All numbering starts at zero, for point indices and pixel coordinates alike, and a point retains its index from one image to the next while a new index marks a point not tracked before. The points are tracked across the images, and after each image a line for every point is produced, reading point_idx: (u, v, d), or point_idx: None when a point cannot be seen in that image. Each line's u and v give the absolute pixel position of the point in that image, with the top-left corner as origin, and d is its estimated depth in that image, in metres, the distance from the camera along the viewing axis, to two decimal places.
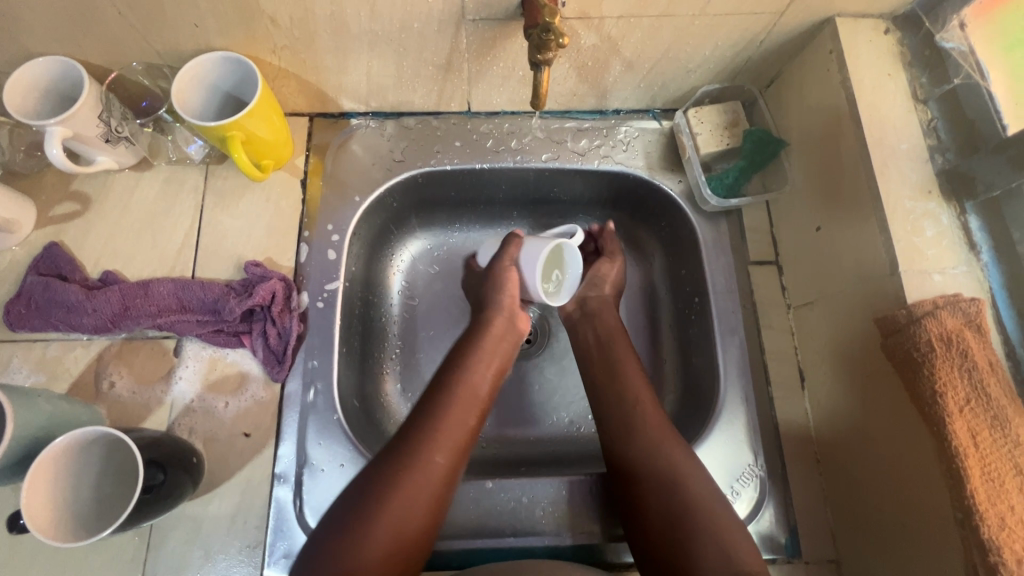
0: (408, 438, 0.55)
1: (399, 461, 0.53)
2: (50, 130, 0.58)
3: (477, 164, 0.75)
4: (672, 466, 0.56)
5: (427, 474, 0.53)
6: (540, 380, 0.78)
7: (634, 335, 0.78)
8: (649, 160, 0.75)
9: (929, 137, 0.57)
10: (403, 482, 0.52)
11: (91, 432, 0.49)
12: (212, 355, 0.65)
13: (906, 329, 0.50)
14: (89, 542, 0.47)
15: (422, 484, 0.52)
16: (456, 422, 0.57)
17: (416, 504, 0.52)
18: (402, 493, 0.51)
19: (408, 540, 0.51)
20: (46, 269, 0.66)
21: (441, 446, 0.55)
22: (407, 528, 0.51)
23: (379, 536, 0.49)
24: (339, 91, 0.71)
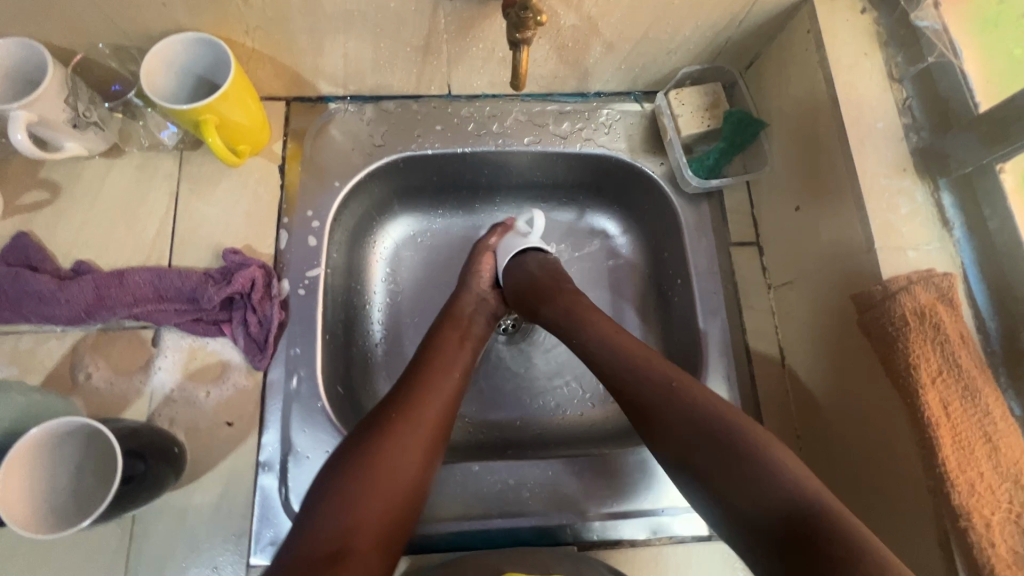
0: (400, 396, 0.56)
1: (391, 415, 0.54)
2: (13, 114, 0.56)
3: (458, 148, 0.74)
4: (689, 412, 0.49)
5: (420, 427, 0.54)
6: (526, 365, 0.78)
7: (619, 318, 0.78)
8: (631, 142, 0.75)
9: (903, 116, 0.58)
10: (392, 436, 0.52)
11: (67, 423, 0.48)
12: (191, 344, 0.64)
13: (882, 304, 0.51)
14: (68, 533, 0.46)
15: (416, 436, 0.53)
16: (443, 379, 0.59)
17: (412, 456, 0.52)
18: (401, 440, 0.52)
19: (404, 492, 0.50)
20: (15, 259, 0.64)
21: (432, 400, 0.56)
22: (406, 479, 0.51)
23: (377, 486, 0.49)
24: (315, 74, 0.69)
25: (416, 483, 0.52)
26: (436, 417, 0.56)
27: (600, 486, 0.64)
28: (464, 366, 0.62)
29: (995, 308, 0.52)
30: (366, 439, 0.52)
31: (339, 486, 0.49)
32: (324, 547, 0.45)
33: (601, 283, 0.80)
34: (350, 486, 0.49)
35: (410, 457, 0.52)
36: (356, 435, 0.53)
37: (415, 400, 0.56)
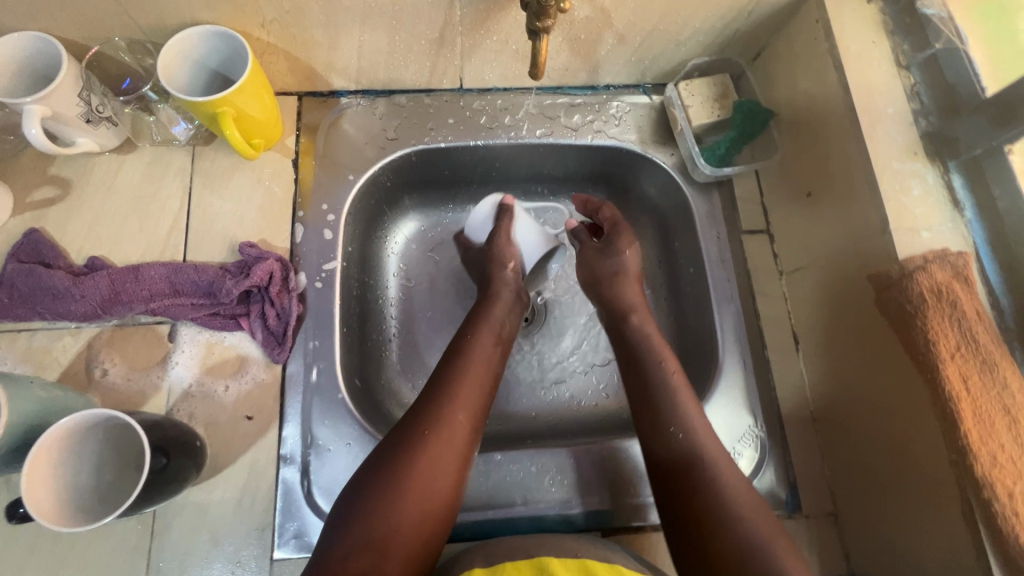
0: (432, 402, 0.56)
1: (425, 427, 0.54)
2: (27, 108, 0.56)
3: (470, 141, 0.74)
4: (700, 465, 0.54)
5: (449, 439, 0.54)
6: (540, 357, 0.80)
7: None
8: (641, 134, 0.76)
9: (912, 101, 0.59)
10: (428, 448, 0.53)
11: (93, 417, 0.48)
12: (209, 339, 0.63)
13: (900, 283, 0.52)
14: (93, 526, 0.45)
15: (446, 448, 0.54)
16: (471, 387, 0.59)
17: (443, 470, 0.53)
18: (435, 451, 0.53)
19: (437, 507, 0.51)
20: (27, 256, 0.63)
21: (461, 410, 0.56)
22: (438, 495, 0.52)
23: (414, 498, 0.50)
24: (328, 68, 0.69)
25: (445, 500, 0.52)
26: (465, 427, 0.56)
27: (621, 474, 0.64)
28: (494, 372, 0.62)
29: (1007, 286, 0.53)
30: (398, 453, 0.53)
31: (372, 499, 0.50)
32: (354, 567, 0.46)
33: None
34: (382, 503, 0.50)
35: (444, 466, 0.53)
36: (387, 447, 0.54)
37: (446, 410, 0.56)
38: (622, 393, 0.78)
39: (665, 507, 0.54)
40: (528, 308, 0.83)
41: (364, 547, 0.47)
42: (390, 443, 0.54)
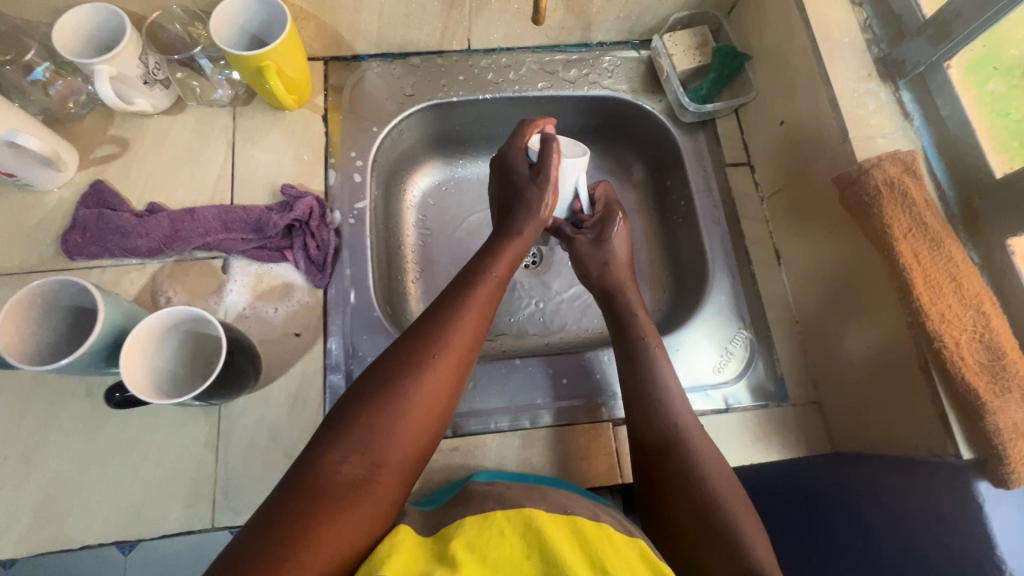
0: (433, 329, 0.56)
1: (425, 351, 0.54)
2: (97, 69, 0.65)
3: (479, 95, 0.83)
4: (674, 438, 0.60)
5: (454, 363, 0.55)
6: (548, 292, 0.89)
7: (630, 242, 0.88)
8: (632, 84, 0.85)
9: (865, 33, 0.68)
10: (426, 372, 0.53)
11: (179, 314, 0.58)
12: (258, 270, 0.72)
13: (858, 180, 0.60)
14: (175, 402, 0.54)
15: (449, 368, 0.54)
16: (478, 312, 0.59)
17: (444, 388, 0.53)
18: (432, 375, 0.53)
19: (429, 429, 0.52)
20: (93, 203, 0.71)
21: (468, 335, 0.57)
22: (436, 412, 0.52)
23: (408, 417, 0.50)
24: (352, 32, 0.78)
25: (441, 417, 0.53)
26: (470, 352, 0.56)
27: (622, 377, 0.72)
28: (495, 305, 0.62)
29: (952, 179, 0.61)
30: (400, 370, 0.52)
31: (365, 414, 0.50)
32: (348, 474, 0.47)
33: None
34: (388, 417, 0.50)
35: (442, 390, 0.53)
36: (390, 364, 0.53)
37: (452, 332, 0.56)
38: None
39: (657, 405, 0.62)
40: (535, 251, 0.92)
41: (364, 460, 0.48)
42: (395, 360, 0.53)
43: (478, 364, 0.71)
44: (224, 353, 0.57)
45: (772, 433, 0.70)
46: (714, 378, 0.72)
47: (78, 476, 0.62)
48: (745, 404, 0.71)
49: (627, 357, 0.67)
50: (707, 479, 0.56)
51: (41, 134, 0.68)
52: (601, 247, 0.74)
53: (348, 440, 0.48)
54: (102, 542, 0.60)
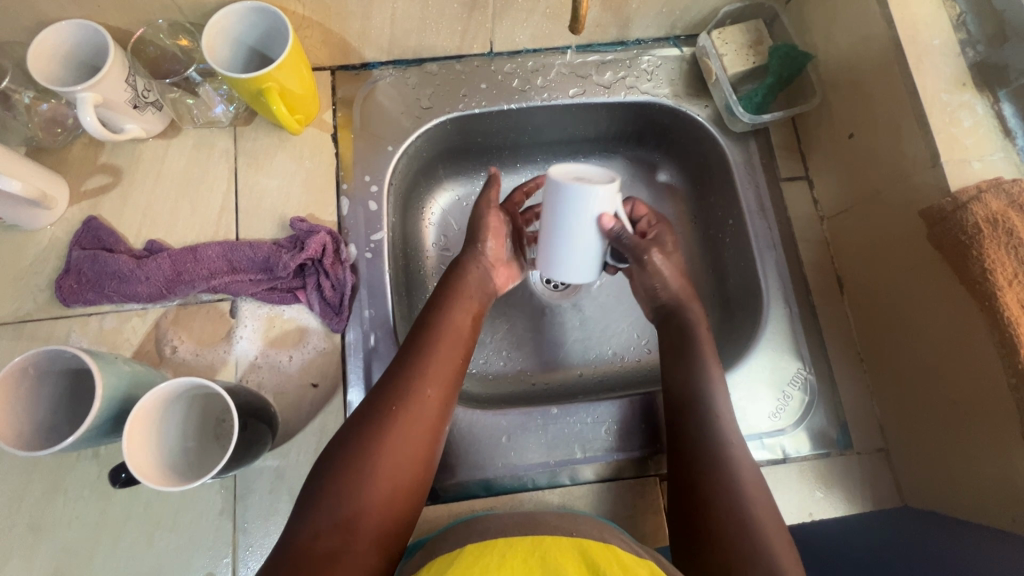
0: (398, 380, 0.55)
1: (388, 406, 0.54)
2: (80, 97, 0.58)
3: (504, 105, 0.75)
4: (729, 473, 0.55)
5: (420, 413, 0.54)
6: (580, 317, 0.82)
7: None
8: (674, 87, 0.76)
9: (959, 31, 0.57)
10: (393, 429, 0.53)
11: (185, 382, 0.52)
12: (269, 312, 0.65)
13: (952, 215, 0.52)
14: (179, 488, 0.49)
15: (413, 422, 0.54)
16: (436, 361, 0.57)
17: (409, 444, 0.53)
18: (399, 433, 0.53)
19: (405, 485, 0.52)
20: (89, 243, 0.65)
21: (431, 384, 0.56)
22: (404, 469, 0.52)
23: (380, 479, 0.51)
24: (361, 39, 0.70)
25: (413, 474, 0.53)
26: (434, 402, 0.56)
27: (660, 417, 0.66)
28: (465, 345, 0.61)
29: None
30: (363, 430, 0.52)
31: (335, 481, 0.50)
32: (322, 546, 0.47)
33: None
34: (353, 480, 0.50)
35: (414, 443, 0.53)
36: (352, 426, 0.53)
37: (415, 381, 0.55)
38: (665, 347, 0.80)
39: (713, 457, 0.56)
40: None
41: (333, 526, 0.48)
42: (356, 422, 0.53)
43: (511, 413, 0.65)
44: (236, 429, 0.52)
45: (834, 485, 0.64)
46: (771, 424, 0.65)
47: (89, 548, 0.58)
48: (804, 454, 0.65)
49: (680, 403, 0.61)
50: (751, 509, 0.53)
51: (24, 170, 0.62)
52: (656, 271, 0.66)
53: (317, 507, 0.49)
54: None
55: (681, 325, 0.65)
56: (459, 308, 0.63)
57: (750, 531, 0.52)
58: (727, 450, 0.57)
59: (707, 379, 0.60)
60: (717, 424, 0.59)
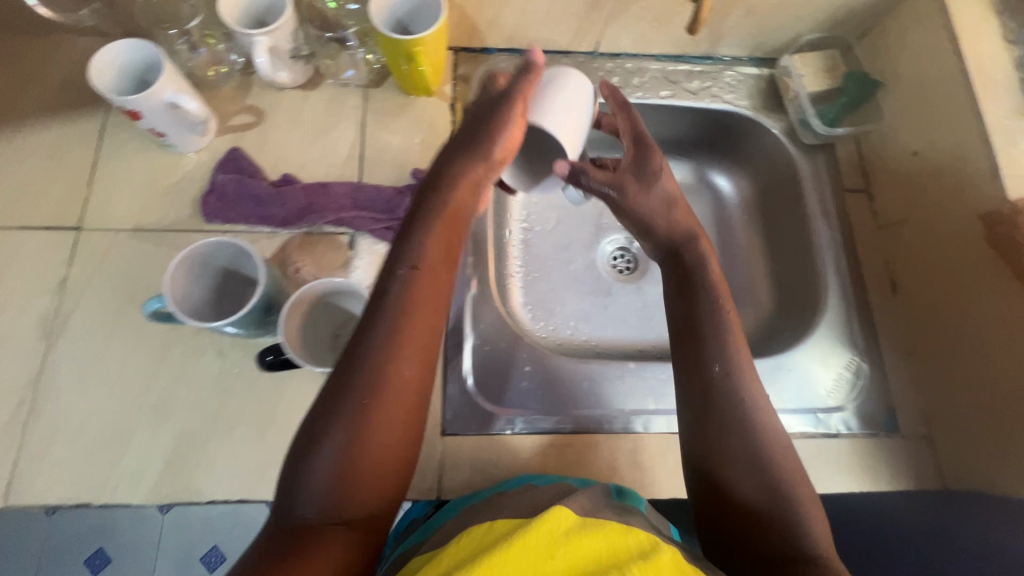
0: (360, 355, 0.46)
1: (353, 385, 0.45)
2: (257, 40, 0.67)
3: (603, 97, 0.84)
4: (759, 462, 0.50)
5: (391, 392, 0.45)
6: (642, 297, 0.91)
7: (726, 258, 0.89)
8: (753, 100, 0.86)
9: (1020, 70, 0.66)
10: (368, 412, 0.44)
11: (337, 280, 0.62)
12: (383, 249, 0.72)
13: (1014, 220, 0.62)
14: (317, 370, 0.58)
15: (386, 401, 0.45)
16: (410, 335, 0.47)
17: (390, 428, 0.45)
18: (371, 416, 0.44)
19: (388, 466, 0.45)
20: (230, 169, 0.73)
21: (408, 361, 0.46)
22: (392, 451, 0.45)
23: (360, 464, 0.43)
24: (489, 25, 0.79)
25: (399, 453, 0.46)
26: (411, 380, 0.46)
27: None
28: (442, 297, 0.50)
29: None
30: (331, 415, 0.44)
31: (308, 470, 0.43)
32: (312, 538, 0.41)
33: (711, 234, 0.91)
34: (333, 474, 0.43)
35: (386, 420, 0.45)
36: (323, 418, 0.45)
37: (381, 356, 0.46)
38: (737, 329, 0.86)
39: (735, 450, 0.51)
40: (631, 259, 0.94)
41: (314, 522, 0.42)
42: (329, 411, 0.45)
43: (593, 363, 0.72)
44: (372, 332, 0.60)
45: (881, 464, 0.69)
46: (824, 402, 0.72)
47: (206, 433, 0.63)
48: (854, 431, 0.70)
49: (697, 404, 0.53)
50: (775, 495, 0.49)
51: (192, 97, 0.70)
52: (628, 214, 0.64)
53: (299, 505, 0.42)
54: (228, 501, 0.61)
55: (685, 265, 0.60)
56: (434, 266, 0.50)
57: (782, 517, 0.47)
58: (743, 438, 0.51)
59: (729, 374, 0.53)
60: (732, 412, 0.52)
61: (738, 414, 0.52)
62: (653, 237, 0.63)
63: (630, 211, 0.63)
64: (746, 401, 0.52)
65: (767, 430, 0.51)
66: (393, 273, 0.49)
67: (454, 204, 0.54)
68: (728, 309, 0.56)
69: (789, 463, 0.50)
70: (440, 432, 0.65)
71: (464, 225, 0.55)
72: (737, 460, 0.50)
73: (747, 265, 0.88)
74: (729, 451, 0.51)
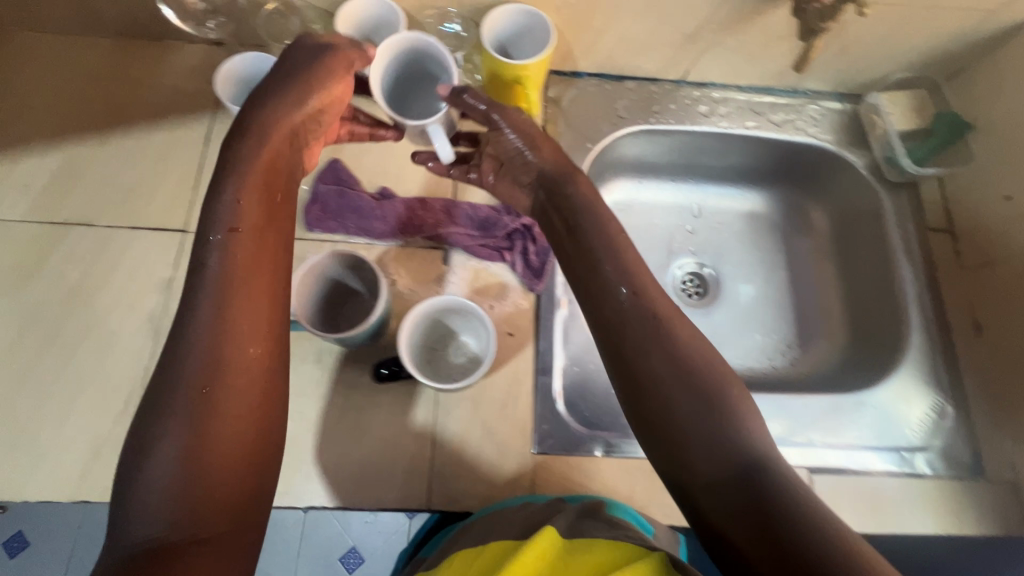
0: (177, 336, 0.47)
1: (208, 371, 0.46)
2: None
3: (689, 125, 0.85)
4: (729, 436, 0.45)
5: (192, 369, 0.46)
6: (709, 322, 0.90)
7: (791, 288, 0.91)
8: (836, 135, 0.86)
9: None
10: (183, 398, 0.45)
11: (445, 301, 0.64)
12: (476, 265, 0.74)
13: None
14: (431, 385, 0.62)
15: (226, 389, 0.46)
16: (238, 314, 0.48)
17: (229, 416, 0.46)
18: (186, 403, 0.45)
19: (226, 457, 0.45)
20: (329, 180, 0.75)
21: (231, 342, 0.47)
22: (230, 442, 0.46)
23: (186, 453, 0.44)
24: (584, 51, 0.81)
25: (248, 434, 0.47)
26: (256, 365, 0.48)
27: (805, 417, 0.73)
28: (247, 258, 0.50)
29: None
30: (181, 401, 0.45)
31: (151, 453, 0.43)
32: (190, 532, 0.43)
33: (781, 264, 0.93)
34: (180, 468, 0.43)
35: (225, 408, 0.46)
36: (162, 404, 0.45)
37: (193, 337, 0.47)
38: (809, 363, 0.86)
39: (694, 427, 0.46)
40: (701, 284, 0.92)
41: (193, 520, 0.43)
42: (162, 401, 0.45)
43: None
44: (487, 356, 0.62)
45: (968, 507, 0.68)
46: (909, 441, 0.72)
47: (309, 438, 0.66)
48: (938, 472, 0.70)
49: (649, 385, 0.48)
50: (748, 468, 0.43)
51: None
52: (500, 124, 0.63)
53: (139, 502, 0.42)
54: (327, 506, 0.64)
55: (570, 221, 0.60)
56: (254, 231, 0.51)
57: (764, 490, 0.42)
58: (703, 412, 0.46)
59: (676, 346, 0.49)
60: (687, 385, 0.47)
61: (694, 387, 0.47)
62: (533, 151, 0.63)
63: (513, 126, 0.62)
64: (694, 368, 0.48)
65: (725, 398, 0.47)
66: (210, 244, 0.50)
67: (263, 176, 0.53)
68: (614, 219, 0.58)
69: (751, 434, 0.45)
70: (531, 451, 0.67)
71: (281, 202, 0.55)
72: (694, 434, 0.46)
73: (822, 297, 0.90)
74: (688, 426, 0.46)
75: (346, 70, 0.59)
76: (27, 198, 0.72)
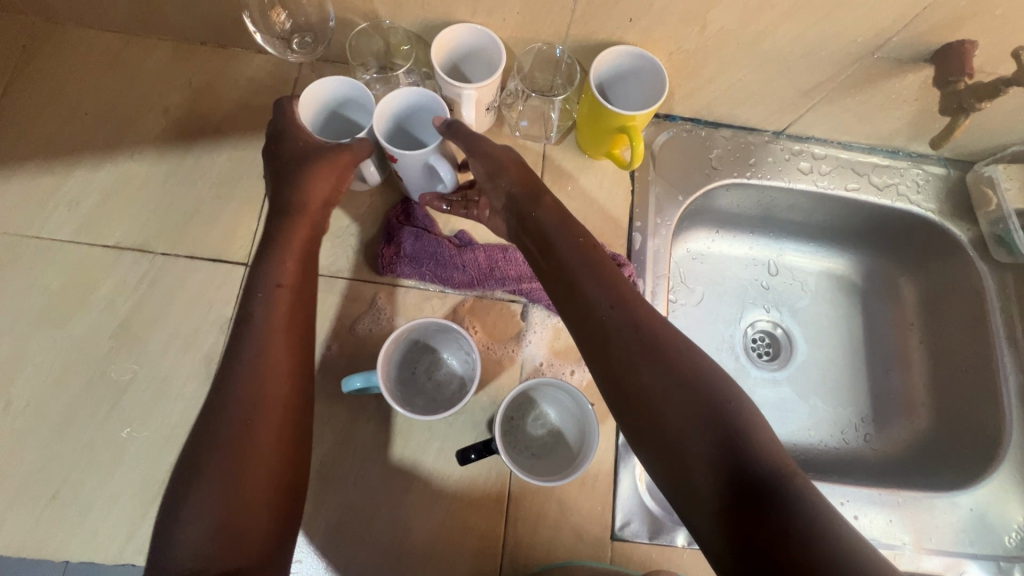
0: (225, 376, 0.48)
1: (245, 410, 0.47)
2: (467, 94, 0.62)
3: (786, 182, 0.79)
4: (720, 428, 0.42)
5: (239, 414, 0.47)
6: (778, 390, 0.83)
7: (874, 359, 0.85)
8: (940, 204, 0.81)
9: None
10: (230, 441, 0.45)
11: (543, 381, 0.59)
12: (556, 323, 0.68)
13: None
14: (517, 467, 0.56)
15: (263, 428, 0.47)
16: (279, 357, 0.49)
17: (265, 457, 0.46)
18: (231, 446, 0.45)
19: (259, 497, 0.45)
20: (405, 218, 0.69)
21: (274, 382, 0.48)
22: (266, 483, 0.45)
23: (226, 495, 0.44)
24: (686, 96, 0.75)
25: (279, 471, 0.46)
26: (293, 407, 0.49)
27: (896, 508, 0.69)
28: (291, 309, 0.52)
29: None
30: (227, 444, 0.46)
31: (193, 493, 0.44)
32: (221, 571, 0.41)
33: (861, 334, 0.87)
34: (218, 508, 0.43)
35: (260, 445, 0.46)
36: (206, 446, 0.46)
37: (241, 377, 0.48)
38: (890, 443, 0.80)
39: (685, 425, 0.43)
40: (772, 343, 0.86)
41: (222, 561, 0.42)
42: (217, 450, 0.45)
43: None
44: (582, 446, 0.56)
45: None
46: (1006, 549, 0.68)
47: (372, 505, 0.61)
48: None
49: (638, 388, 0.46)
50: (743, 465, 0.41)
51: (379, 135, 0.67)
52: (476, 158, 0.60)
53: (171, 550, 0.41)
54: None
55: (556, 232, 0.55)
56: (296, 283, 0.53)
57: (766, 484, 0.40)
58: (693, 408, 0.44)
59: (659, 345, 0.47)
60: (675, 382, 0.45)
61: (681, 384, 0.45)
62: (508, 179, 0.59)
63: (483, 154, 0.60)
64: (682, 357, 0.46)
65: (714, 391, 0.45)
66: (257, 294, 0.52)
67: (303, 241, 0.57)
68: (591, 234, 0.55)
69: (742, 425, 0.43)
70: (610, 536, 0.62)
71: (316, 255, 0.58)
72: (687, 434, 0.43)
73: (907, 371, 0.84)
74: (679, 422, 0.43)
75: (349, 161, 0.58)
76: (77, 217, 0.66)
